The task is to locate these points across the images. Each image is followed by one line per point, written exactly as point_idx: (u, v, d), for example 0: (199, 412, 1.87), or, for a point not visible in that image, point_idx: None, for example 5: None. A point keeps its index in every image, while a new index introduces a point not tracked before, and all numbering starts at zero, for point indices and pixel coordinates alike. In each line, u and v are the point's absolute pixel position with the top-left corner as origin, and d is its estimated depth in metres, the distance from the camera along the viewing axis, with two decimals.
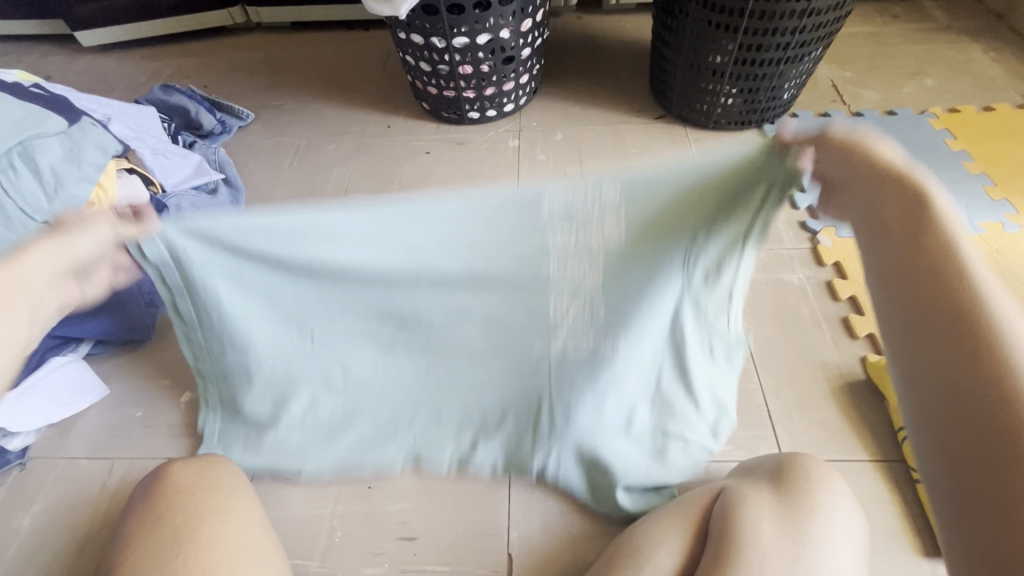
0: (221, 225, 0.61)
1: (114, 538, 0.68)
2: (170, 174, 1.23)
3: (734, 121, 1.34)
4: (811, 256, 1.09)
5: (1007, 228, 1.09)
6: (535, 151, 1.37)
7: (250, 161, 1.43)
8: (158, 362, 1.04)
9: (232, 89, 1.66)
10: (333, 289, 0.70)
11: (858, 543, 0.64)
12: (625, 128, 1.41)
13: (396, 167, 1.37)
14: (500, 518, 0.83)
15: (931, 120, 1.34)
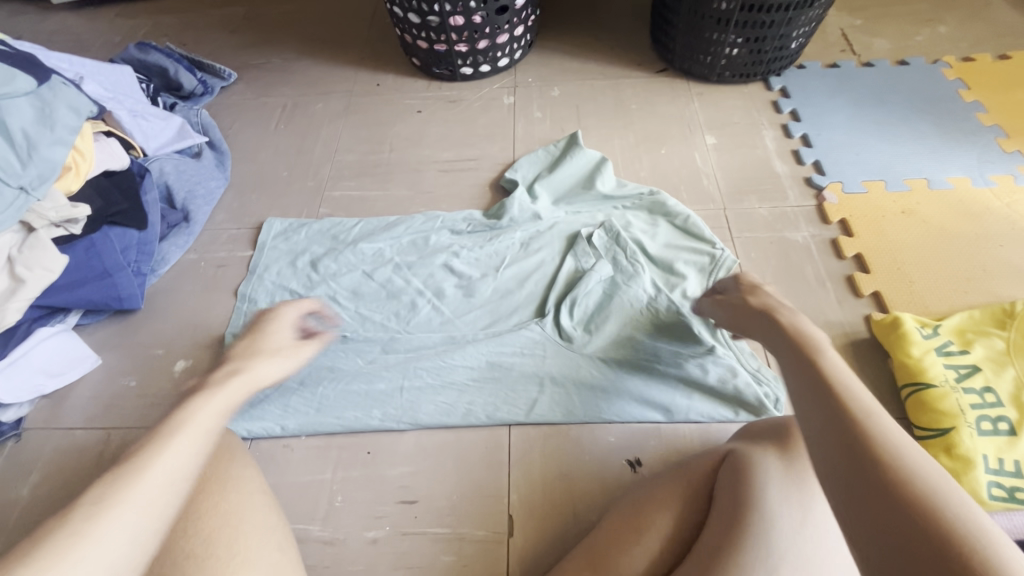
0: (351, 230, 1.12)
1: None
2: (151, 137, 1.18)
3: (739, 73, 1.28)
4: (817, 214, 1.06)
5: (1018, 181, 1.06)
6: (531, 109, 1.32)
7: (234, 123, 1.37)
8: (151, 332, 1.02)
9: (213, 47, 1.58)
10: (368, 288, 1.04)
11: None
12: (625, 83, 1.35)
13: (386, 127, 1.31)
14: (500, 480, 0.82)
15: (944, 70, 1.28)
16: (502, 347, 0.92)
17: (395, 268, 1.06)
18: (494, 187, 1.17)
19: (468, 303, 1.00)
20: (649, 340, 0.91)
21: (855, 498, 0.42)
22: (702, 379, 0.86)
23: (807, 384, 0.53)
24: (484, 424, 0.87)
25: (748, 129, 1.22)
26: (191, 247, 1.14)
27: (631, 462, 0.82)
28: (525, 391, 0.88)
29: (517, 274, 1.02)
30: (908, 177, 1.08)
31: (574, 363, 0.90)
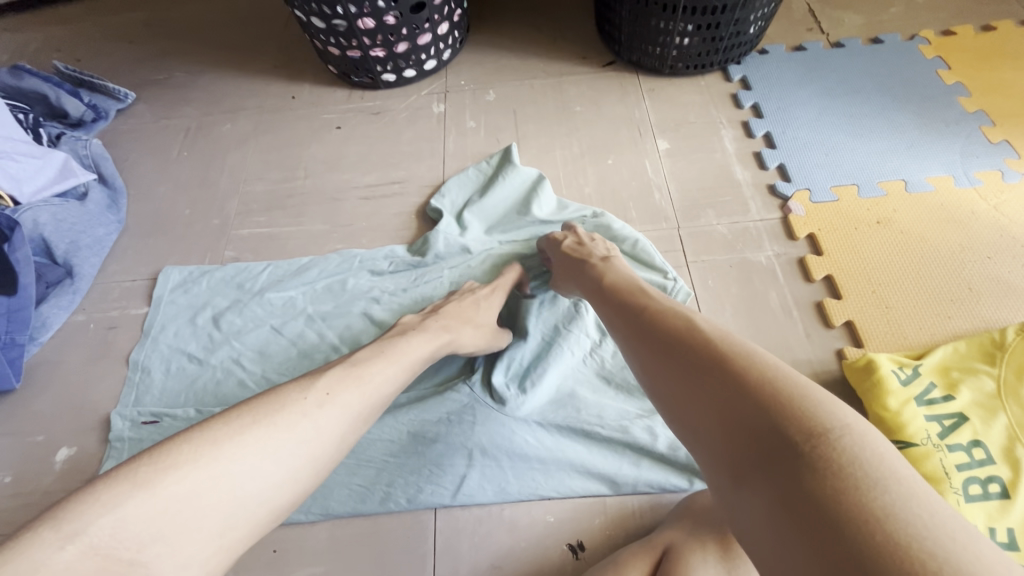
0: (259, 277, 0.98)
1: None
2: (24, 181, 1.03)
3: (692, 65, 1.14)
4: (781, 228, 0.94)
5: (1006, 177, 0.94)
6: (463, 117, 1.17)
7: (132, 153, 1.22)
8: (31, 414, 0.89)
9: (110, 63, 1.40)
10: (275, 348, 0.90)
11: None
12: (568, 81, 1.20)
13: (302, 149, 1.16)
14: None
15: (921, 47, 1.14)
16: (425, 416, 0.80)
17: (306, 321, 0.92)
18: (421, 215, 1.04)
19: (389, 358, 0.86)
20: (594, 396, 0.80)
21: (711, 428, 0.40)
22: (650, 445, 0.75)
23: (642, 330, 0.51)
24: (405, 509, 0.75)
25: (705, 129, 1.08)
26: (79, 306, 1.00)
27: (572, 547, 0.71)
28: (453, 467, 0.76)
29: None
30: (882, 179, 0.96)
31: (508, 428, 0.78)
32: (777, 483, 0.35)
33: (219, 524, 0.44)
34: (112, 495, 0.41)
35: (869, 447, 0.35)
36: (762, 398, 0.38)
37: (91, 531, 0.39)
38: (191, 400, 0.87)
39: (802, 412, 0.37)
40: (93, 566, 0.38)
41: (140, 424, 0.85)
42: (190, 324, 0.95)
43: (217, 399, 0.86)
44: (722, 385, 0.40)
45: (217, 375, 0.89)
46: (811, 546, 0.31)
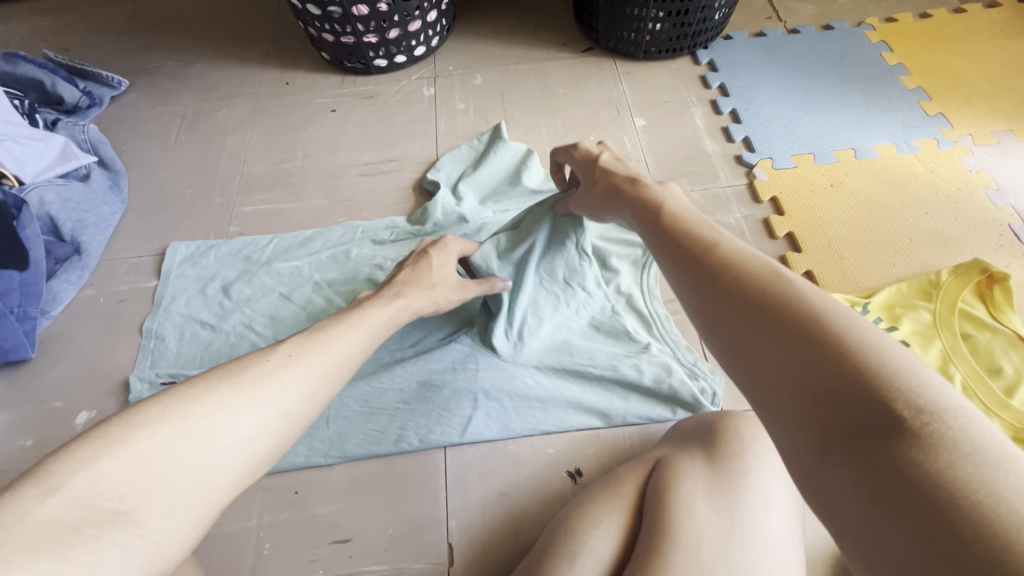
0: (266, 249, 1.03)
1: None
2: (27, 162, 1.06)
3: (665, 49, 1.24)
4: (748, 193, 1.04)
5: (941, 145, 1.06)
6: (453, 100, 1.24)
7: (129, 138, 1.25)
8: (47, 384, 0.93)
9: (100, 52, 1.43)
10: (285, 313, 0.95)
11: (790, 488, 0.62)
12: (550, 66, 1.28)
13: (299, 131, 1.22)
14: (438, 506, 0.78)
15: (867, 33, 1.26)
16: (432, 367, 0.86)
17: (314, 287, 0.97)
18: (417, 189, 1.11)
19: None
20: (587, 343, 0.87)
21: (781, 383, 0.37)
22: (637, 380, 0.83)
23: (704, 275, 0.47)
24: (416, 449, 0.82)
25: (677, 107, 1.18)
26: (87, 282, 1.03)
27: (571, 474, 0.79)
28: (460, 409, 0.83)
29: None
30: (835, 148, 1.07)
31: (510, 375, 0.85)
32: (857, 449, 0.32)
33: (197, 481, 0.44)
34: (86, 451, 0.41)
35: (980, 432, 0.30)
36: (852, 370, 0.34)
37: (71, 484, 0.39)
38: (206, 363, 0.91)
39: (900, 391, 0.32)
40: (77, 517, 0.38)
41: (159, 385, 0.89)
42: (200, 295, 0.99)
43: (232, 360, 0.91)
44: (811, 355, 0.36)
45: (230, 339, 0.93)
46: (898, 518, 0.28)
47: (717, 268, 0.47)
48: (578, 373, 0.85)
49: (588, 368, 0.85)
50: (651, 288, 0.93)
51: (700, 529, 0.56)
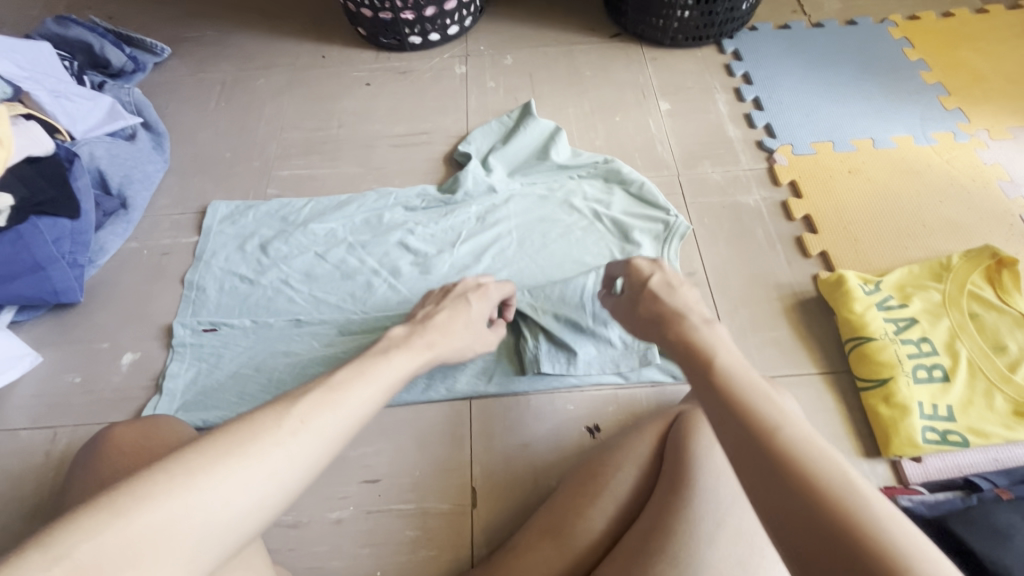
0: (304, 210, 1.08)
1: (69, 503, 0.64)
2: (78, 119, 1.10)
3: (691, 37, 1.27)
4: (768, 176, 1.07)
5: (957, 138, 1.09)
6: (483, 78, 1.28)
7: (171, 103, 1.30)
8: (94, 327, 0.98)
9: (142, 20, 1.47)
10: (320, 269, 0.99)
11: None
12: (578, 49, 1.32)
13: (334, 102, 1.26)
14: (462, 453, 0.83)
15: (890, 29, 1.30)
16: None
17: (348, 247, 1.01)
18: (448, 161, 1.15)
19: (409, 276, 0.97)
20: None
21: None
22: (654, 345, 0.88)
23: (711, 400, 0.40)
24: (441, 400, 0.87)
25: (701, 93, 1.21)
26: (131, 235, 1.09)
27: (590, 429, 0.84)
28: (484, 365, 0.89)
29: (469, 248, 0.99)
30: (854, 137, 1.10)
31: (530, 327, 0.87)
32: None
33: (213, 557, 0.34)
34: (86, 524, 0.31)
35: None
36: None
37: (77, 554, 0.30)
38: (243, 314, 0.96)
39: None
40: None
41: (200, 332, 0.94)
42: (241, 250, 1.04)
43: (270, 311, 0.95)
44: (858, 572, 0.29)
45: (268, 292, 0.98)
46: None
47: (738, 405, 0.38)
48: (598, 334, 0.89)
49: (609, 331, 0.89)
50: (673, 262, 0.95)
51: (720, 472, 0.60)
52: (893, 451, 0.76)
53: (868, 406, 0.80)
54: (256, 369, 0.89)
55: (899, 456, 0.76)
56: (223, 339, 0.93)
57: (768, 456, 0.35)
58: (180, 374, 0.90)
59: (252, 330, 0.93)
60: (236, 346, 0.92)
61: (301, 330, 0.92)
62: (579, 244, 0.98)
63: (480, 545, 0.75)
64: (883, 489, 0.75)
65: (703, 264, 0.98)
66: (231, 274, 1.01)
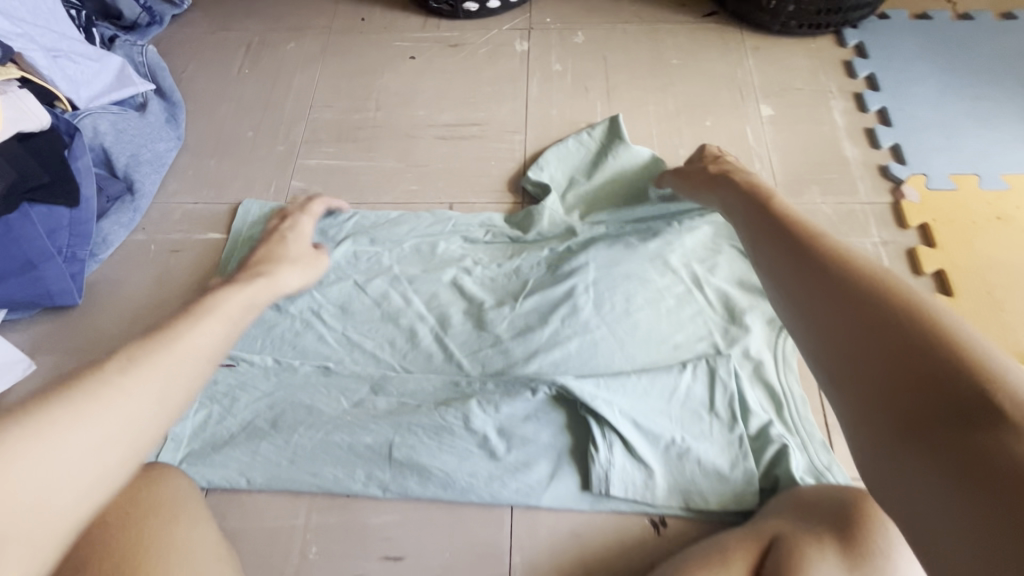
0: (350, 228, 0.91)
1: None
2: (82, 84, 0.96)
3: (807, 24, 1.04)
4: (892, 214, 0.87)
5: None
6: (548, 59, 1.08)
7: (189, 65, 1.13)
8: (93, 333, 0.86)
9: None
10: (358, 311, 0.84)
11: None
12: (663, 30, 1.10)
13: (373, 78, 1.08)
14: (502, 536, 0.70)
15: None
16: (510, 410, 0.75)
17: (394, 285, 0.86)
18: (502, 162, 0.98)
19: (461, 334, 0.82)
20: (702, 415, 0.74)
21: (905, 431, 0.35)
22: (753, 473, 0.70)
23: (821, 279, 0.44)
24: (486, 502, 0.72)
25: (813, 97, 1.00)
26: (138, 224, 0.96)
27: (655, 522, 0.70)
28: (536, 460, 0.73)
29: (535, 305, 0.82)
30: (1006, 172, 0.89)
31: (603, 432, 0.71)
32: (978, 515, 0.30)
33: None
34: None
35: None
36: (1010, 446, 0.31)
37: None
38: (265, 350, 0.82)
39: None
40: None
41: (216, 365, 0.81)
42: None
43: (295, 351, 0.81)
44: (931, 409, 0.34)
45: (296, 326, 0.83)
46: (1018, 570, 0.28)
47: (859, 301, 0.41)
48: (687, 446, 0.72)
49: (701, 442, 0.72)
50: (785, 358, 0.79)
51: None
52: None
53: None
54: (271, 428, 0.76)
55: None
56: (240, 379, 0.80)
57: (871, 321, 0.39)
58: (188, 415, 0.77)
59: (272, 375, 0.80)
60: (253, 390, 0.79)
61: (328, 389, 0.78)
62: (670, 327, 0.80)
63: None
64: None
65: None
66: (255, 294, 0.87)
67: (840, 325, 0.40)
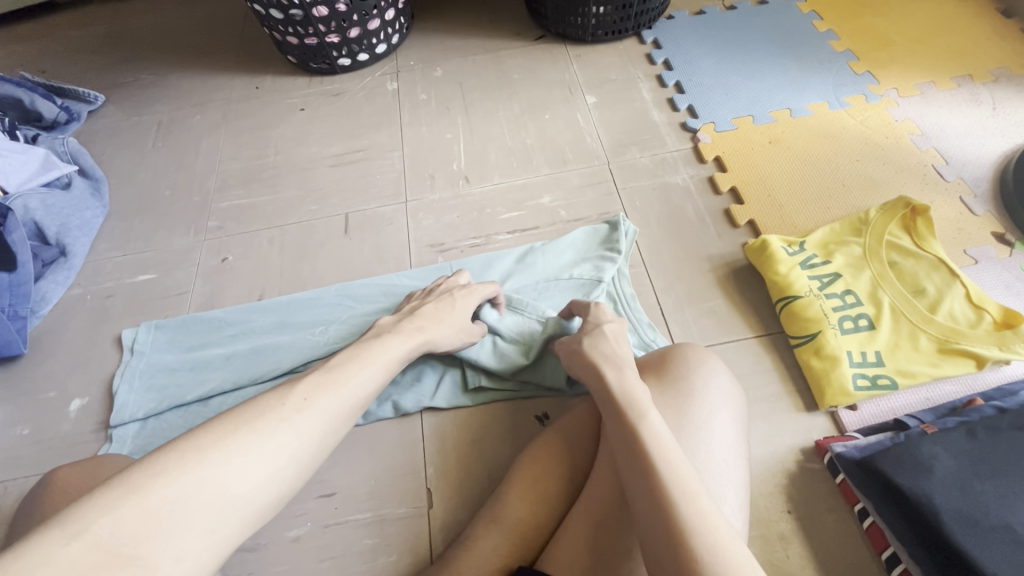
0: (220, 322, 0.99)
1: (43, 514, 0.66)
2: (11, 173, 1.11)
3: (611, 31, 1.31)
4: (693, 155, 1.11)
5: (869, 100, 1.14)
6: (415, 91, 1.31)
7: (107, 148, 1.30)
8: (41, 375, 0.97)
9: (75, 72, 1.48)
10: (266, 310, 0.99)
11: (732, 414, 0.66)
12: (505, 55, 1.36)
13: (270, 130, 1.28)
14: (417, 455, 0.84)
15: (799, 4, 1.35)
16: None
17: (300, 290, 1.02)
18: (385, 174, 1.17)
19: (353, 302, 0.98)
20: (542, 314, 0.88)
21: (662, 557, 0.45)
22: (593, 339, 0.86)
23: (613, 423, 0.55)
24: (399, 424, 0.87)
25: (625, 83, 1.25)
26: (74, 282, 1.09)
27: (538, 417, 0.85)
28: (429, 380, 0.88)
29: (412, 277, 1.00)
30: (772, 110, 1.15)
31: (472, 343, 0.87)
32: None
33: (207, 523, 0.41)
34: (104, 497, 0.39)
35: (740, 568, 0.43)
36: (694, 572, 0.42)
37: (94, 529, 0.37)
38: (191, 356, 0.95)
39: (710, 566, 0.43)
40: (97, 560, 0.36)
41: (153, 373, 0.94)
42: (178, 318, 1.00)
43: (219, 347, 0.95)
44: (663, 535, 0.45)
45: (217, 333, 0.97)
46: None
47: (622, 423, 0.54)
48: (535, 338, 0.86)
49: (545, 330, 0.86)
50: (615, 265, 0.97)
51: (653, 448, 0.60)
52: (828, 402, 0.78)
53: (801, 361, 0.83)
54: (206, 409, 0.88)
55: (833, 406, 0.79)
56: (176, 381, 0.92)
57: (635, 453, 0.50)
58: (134, 416, 0.89)
59: (202, 370, 0.93)
60: (186, 386, 0.91)
61: (246, 368, 0.91)
62: (518, 262, 0.98)
63: (439, 545, 0.76)
64: (823, 440, 0.77)
65: (637, 246, 1.00)
66: (176, 321, 1.00)
67: (616, 430, 0.54)
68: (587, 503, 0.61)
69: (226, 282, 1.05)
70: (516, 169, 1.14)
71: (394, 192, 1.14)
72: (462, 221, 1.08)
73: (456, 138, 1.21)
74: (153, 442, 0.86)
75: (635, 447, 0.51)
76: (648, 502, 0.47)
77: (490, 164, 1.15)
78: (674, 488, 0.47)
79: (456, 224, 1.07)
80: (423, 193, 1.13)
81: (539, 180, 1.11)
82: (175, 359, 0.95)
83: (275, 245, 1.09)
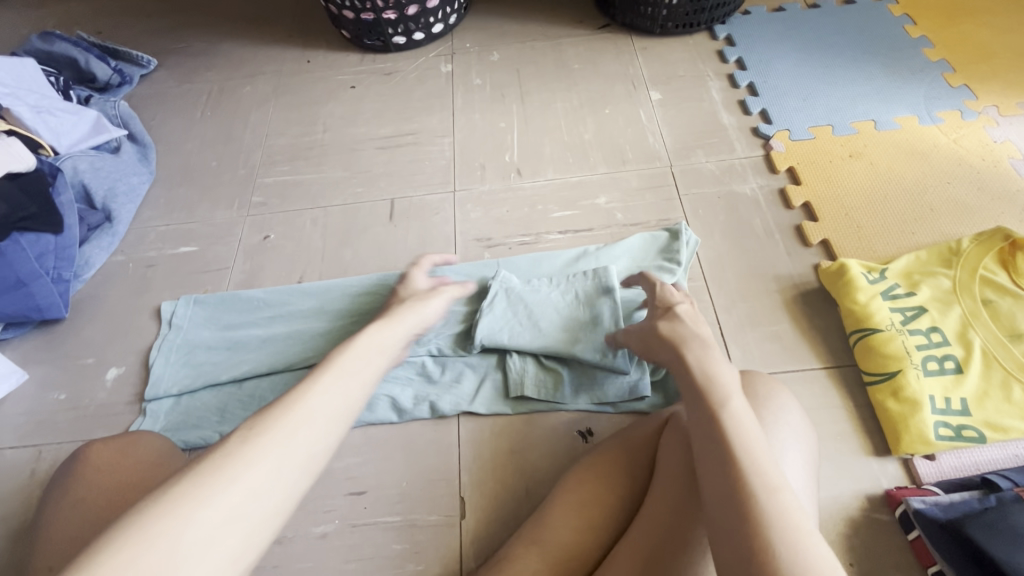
0: (258, 302, 0.96)
1: (39, 527, 0.63)
2: (63, 134, 1.10)
3: (681, 24, 1.23)
4: (764, 164, 1.03)
5: (964, 116, 1.04)
6: (469, 76, 1.26)
7: (157, 115, 1.29)
8: (81, 342, 0.97)
9: (130, 34, 1.47)
10: (304, 294, 0.96)
11: (803, 452, 0.60)
12: (565, 42, 1.29)
13: (320, 106, 1.25)
14: (452, 461, 0.80)
15: (890, 7, 1.24)
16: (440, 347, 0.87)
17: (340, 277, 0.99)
18: (433, 161, 1.13)
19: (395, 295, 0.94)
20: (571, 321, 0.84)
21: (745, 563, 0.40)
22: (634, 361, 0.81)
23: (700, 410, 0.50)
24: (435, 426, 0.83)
25: (693, 81, 1.18)
26: (117, 249, 1.08)
27: (582, 433, 0.80)
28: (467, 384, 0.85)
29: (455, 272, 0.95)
30: (854, 120, 1.06)
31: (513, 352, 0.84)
32: None
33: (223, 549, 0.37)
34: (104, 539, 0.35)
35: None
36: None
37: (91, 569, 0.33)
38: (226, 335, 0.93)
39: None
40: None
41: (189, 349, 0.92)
42: (216, 295, 0.98)
43: (255, 329, 0.93)
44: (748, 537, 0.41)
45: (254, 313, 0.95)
46: None
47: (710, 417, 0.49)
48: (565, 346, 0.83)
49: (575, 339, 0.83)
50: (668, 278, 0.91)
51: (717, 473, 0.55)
52: (903, 450, 0.72)
53: (875, 401, 0.76)
54: (239, 392, 0.86)
55: (909, 454, 0.72)
56: (211, 360, 0.90)
57: (724, 451, 0.46)
58: (168, 392, 0.88)
59: (237, 351, 0.90)
60: (222, 366, 0.89)
61: (283, 352, 0.89)
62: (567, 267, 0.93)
63: (470, 559, 0.72)
64: (894, 490, 0.71)
65: (698, 258, 0.93)
66: (214, 297, 0.98)
67: (701, 422, 0.49)
68: (639, 531, 0.57)
69: (266, 261, 1.03)
70: (571, 166, 1.08)
71: (443, 180, 1.09)
72: (510, 216, 1.03)
73: (509, 128, 1.16)
74: (186, 420, 0.85)
75: (726, 448, 0.46)
76: (734, 504, 0.43)
77: (544, 158, 1.10)
78: (771, 500, 0.42)
79: (505, 219, 1.03)
80: (472, 183, 1.08)
81: (595, 179, 1.05)
82: (211, 337, 0.93)
83: (317, 226, 1.06)
